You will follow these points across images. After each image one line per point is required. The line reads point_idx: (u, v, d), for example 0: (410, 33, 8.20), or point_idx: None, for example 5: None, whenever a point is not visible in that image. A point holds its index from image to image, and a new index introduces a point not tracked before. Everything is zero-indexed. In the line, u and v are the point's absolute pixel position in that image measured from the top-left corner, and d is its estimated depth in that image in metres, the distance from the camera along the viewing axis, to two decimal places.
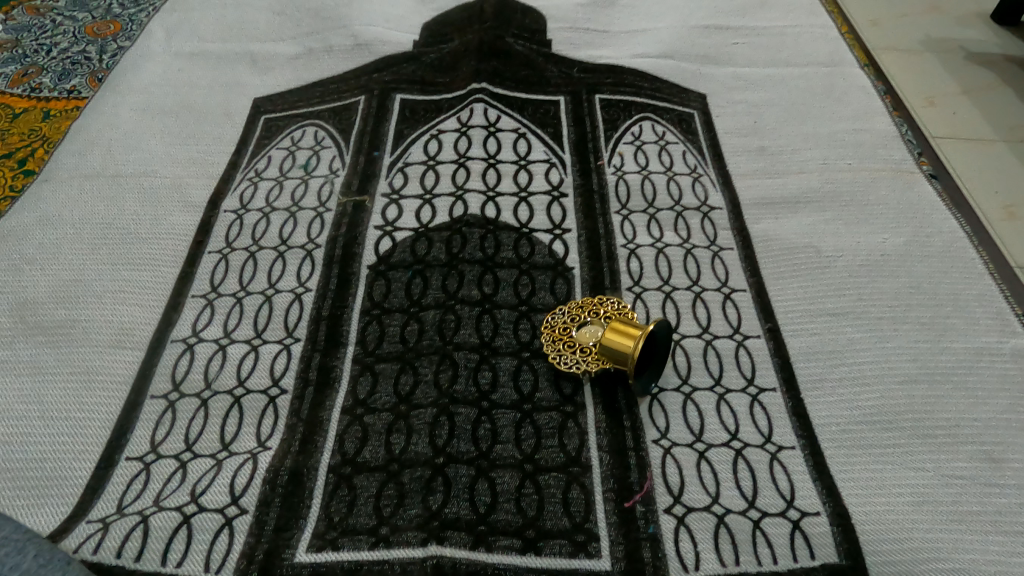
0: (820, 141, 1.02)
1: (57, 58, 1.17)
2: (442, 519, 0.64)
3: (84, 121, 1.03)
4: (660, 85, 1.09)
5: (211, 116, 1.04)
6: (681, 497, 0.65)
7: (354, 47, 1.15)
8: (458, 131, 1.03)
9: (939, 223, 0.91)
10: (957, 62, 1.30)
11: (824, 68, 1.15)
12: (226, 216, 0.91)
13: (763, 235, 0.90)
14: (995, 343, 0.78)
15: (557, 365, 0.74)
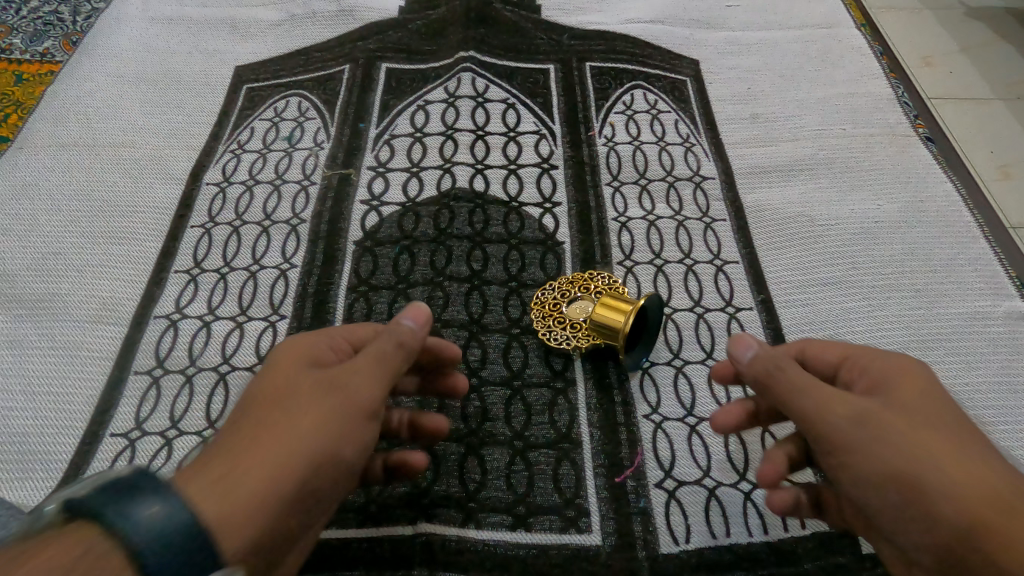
0: (817, 106, 1.00)
1: (27, 19, 1.13)
2: (431, 497, 0.63)
3: (58, 87, 0.99)
4: (653, 51, 1.07)
5: (190, 85, 1.01)
6: (672, 471, 0.65)
7: (337, 13, 1.11)
8: (445, 102, 1.00)
9: (934, 188, 0.90)
10: (957, 19, 1.27)
11: (820, 31, 1.12)
12: (208, 190, 0.89)
13: (757, 204, 0.88)
14: (989, 309, 0.78)
15: (548, 341, 0.73)
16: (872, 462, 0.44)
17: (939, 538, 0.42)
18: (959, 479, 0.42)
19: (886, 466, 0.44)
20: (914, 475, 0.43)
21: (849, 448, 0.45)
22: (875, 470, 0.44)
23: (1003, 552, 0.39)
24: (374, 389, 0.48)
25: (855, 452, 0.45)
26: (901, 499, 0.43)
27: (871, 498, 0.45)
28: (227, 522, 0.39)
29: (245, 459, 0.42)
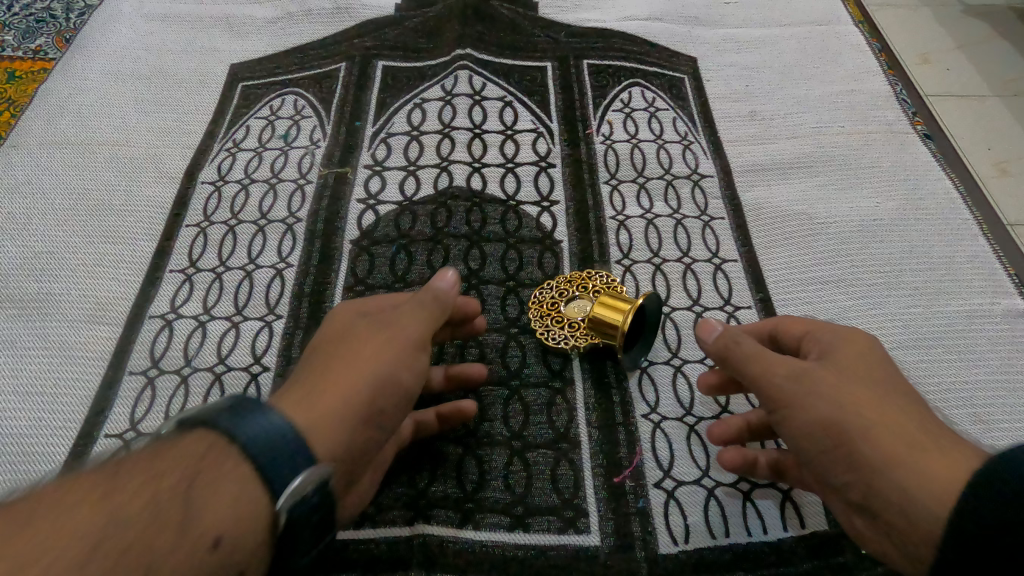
0: (815, 104, 1.00)
1: (20, 16, 1.12)
2: (429, 498, 0.63)
3: (52, 85, 0.99)
4: (651, 48, 1.06)
5: (185, 83, 1.00)
6: (671, 471, 0.65)
7: (333, 11, 1.10)
8: (442, 100, 0.99)
9: (933, 185, 0.90)
10: (956, 16, 1.27)
11: (818, 28, 1.11)
12: (204, 189, 0.88)
13: (755, 202, 0.88)
14: (988, 306, 0.78)
15: (545, 341, 0.72)
16: (806, 407, 0.49)
17: (860, 474, 0.46)
18: (879, 419, 0.47)
19: (818, 411, 0.49)
20: (840, 418, 0.48)
21: (787, 399, 0.51)
22: (809, 415, 0.49)
23: (912, 479, 0.44)
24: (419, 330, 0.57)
25: (792, 401, 0.50)
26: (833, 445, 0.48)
27: (807, 443, 0.50)
28: (318, 428, 0.47)
29: (325, 386, 0.50)
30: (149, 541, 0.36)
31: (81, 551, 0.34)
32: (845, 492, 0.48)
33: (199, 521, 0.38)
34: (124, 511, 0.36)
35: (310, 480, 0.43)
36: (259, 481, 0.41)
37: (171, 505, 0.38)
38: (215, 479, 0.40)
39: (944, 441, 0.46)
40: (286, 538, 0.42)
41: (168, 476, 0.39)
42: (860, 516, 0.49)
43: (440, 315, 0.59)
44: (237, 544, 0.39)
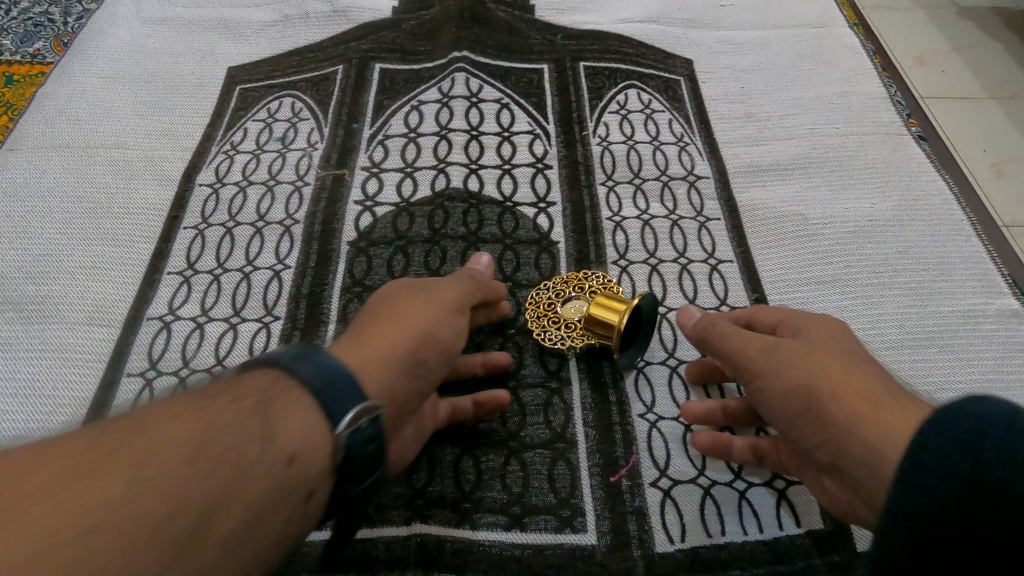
0: (810, 105, 1.00)
1: (18, 20, 1.12)
2: (426, 498, 0.63)
3: (50, 89, 0.99)
4: (646, 50, 1.07)
5: (183, 86, 1.01)
6: (667, 470, 0.65)
7: (331, 14, 1.11)
8: (439, 102, 1.00)
9: (927, 186, 0.90)
10: (950, 19, 1.27)
11: (813, 30, 1.12)
12: (201, 191, 0.89)
13: (751, 203, 0.88)
14: (982, 306, 0.78)
15: (542, 341, 0.72)
16: (777, 374, 0.52)
17: (827, 433, 0.49)
18: (843, 382, 0.49)
19: (787, 377, 0.52)
20: (807, 382, 0.50)
21: (759, 368, 0.54)
22: (779, 382, 0.52)
23: (873, 432, 0.46)
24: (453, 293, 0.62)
25: (764, 371, 0.53)
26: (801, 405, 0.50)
27: (780, 408, 0.53)
28: (365, 372, 0.50)
29: (372, 336, 0.54)
30: (237, 453, 0.39)
31: (181, 456, 0.37)
32: (817, 453, 0.51)
33: (280, 437, 0.41)
34: (211, 428, 0.39)
35: (365, 412, 0.45)
36: (322, 408, 0.43)
37: (252, 423, 0.40)
38: (286, 404, 0.43)
39: (906, 399, 0.48)
40: (345, 466, 0.44)
41: (245, 400, 0.42)
42: (836, 475, 0.51)
43: (472, 289, 0.65)
44: (310, 462, 0.42)
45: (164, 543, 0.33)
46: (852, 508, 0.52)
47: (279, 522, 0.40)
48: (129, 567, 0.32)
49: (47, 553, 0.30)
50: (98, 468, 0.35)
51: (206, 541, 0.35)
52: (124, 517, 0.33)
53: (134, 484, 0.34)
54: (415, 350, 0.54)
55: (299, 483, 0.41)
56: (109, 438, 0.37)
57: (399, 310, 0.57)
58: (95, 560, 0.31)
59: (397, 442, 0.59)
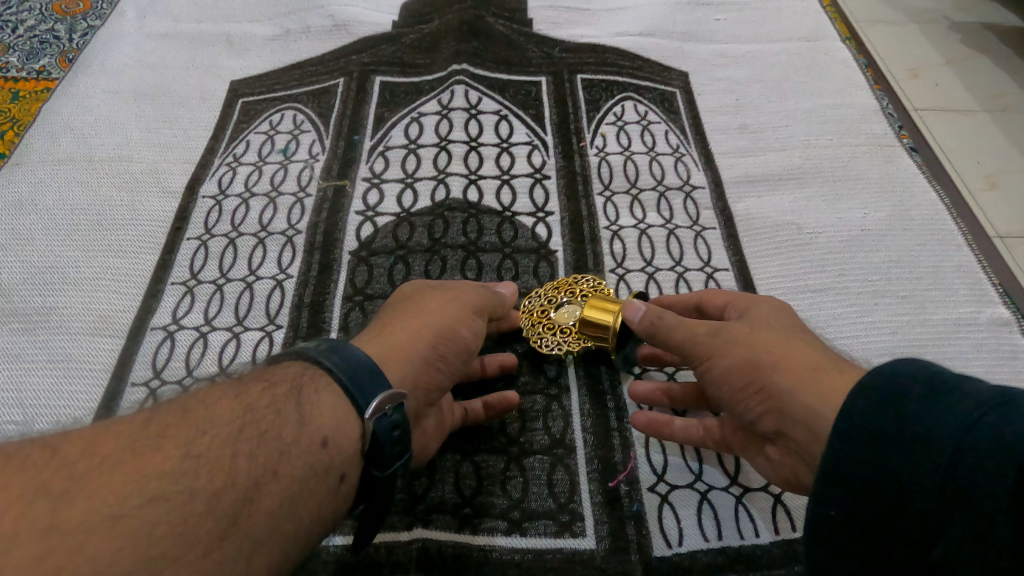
0: (803, 117, 1.02)
1: (23, 37, 1.14)
2: (427, 503, 0.64)
3: (54, 104, 1.01)
4: (642, 63, 1.09)
5: (186, 99, 1.02)
6: (665, 476, 0.66)
7: (332, 28, 1.13)
8: (438, 114, 1.01)
9: (919, 196, 0.92)
10: (942, 33, 1.30)
11: (807, 44, 1.14)
12: (204, 202, 0.90)
13: (746, 213, 0.90)
14: (974, 314, 0.80)
15: (539, 348, 0.73)
16: (721, 352, 0.53)
17: (770, 403, 0.50)
18: (781, 353, 0.51)
19: (730, 355, 0.53)
20: (749, 358, 0.51)
21: (704, 349, 0.54)
22: (724, 361, 0.53)
23: (815, 397, 0.47)
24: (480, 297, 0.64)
25: (709, 350, 0.54)
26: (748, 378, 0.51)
27: (724, 385, 0.53)
28: (389, 365, 0.53)
29: (395, 328, 0.57)
30: (275, 437, 0.43)
31: (224, 441, 0.41)
32: (760, 424, 0.52)
33: (312, 423, 0.45)
34: (251, 415, 0.43)
35: (390, 399, 0.47)
36: (350, 397, 0.47)
37: (286, 409, 0.44)
38: (317, 391, 0.46)
39: (837, 362, 0.50)
40: (374, 450, 0.47)
41: (279, 389, 0.46)
42: (779, 443, 0.52)
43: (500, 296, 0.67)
44: (341, 446, 0.45)
45: (214, 515, 0.38)
46: (794, 477, 0.52)
47: (316, 500, 0.44)
48: (184, 535, 0.36)
49: (117, 519, 0.35)
50: (156, 445, 0.39)
51: (252, 514, 0.40)
52: (179, 490, 0.37)
53: (187, 463, 0.39)
54: (438, 347, 0.57)
55: (333, 466, 0.45)
56: (164, 421, 0.41)
57: (423, 309, 0.59)
58: (158, 527, 0.35)
59: (421, 431, 0.59)
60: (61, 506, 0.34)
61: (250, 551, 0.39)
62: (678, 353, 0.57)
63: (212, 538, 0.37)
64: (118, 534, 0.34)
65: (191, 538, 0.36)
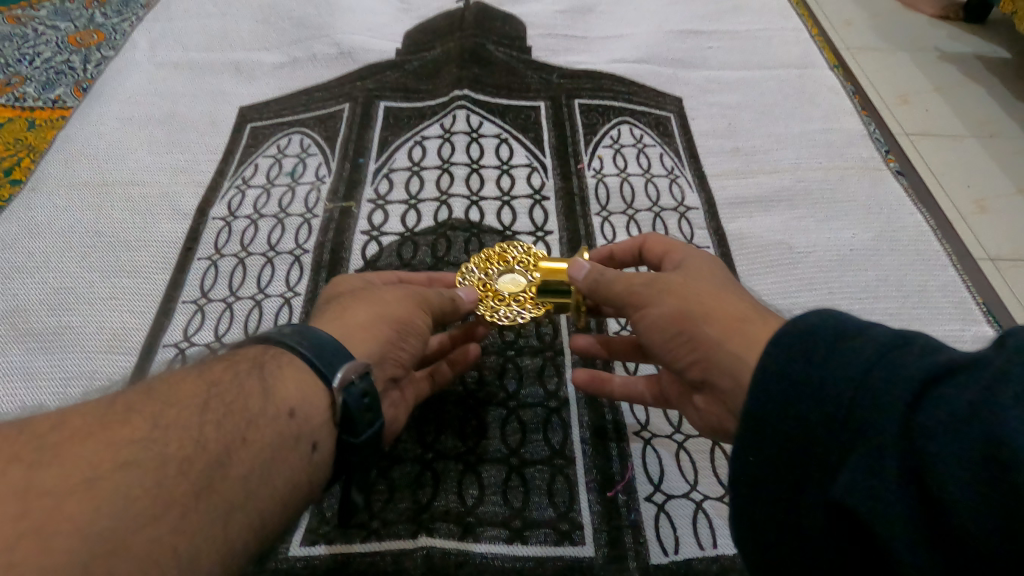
0: (793, 141, 1.06)
1: (40, 68, 1.18)
2: (431, 512, 0.65)
3: (69, 131, 1.04)
4: (638, 89, 1.13)
5: (196, 125, 1.06)
6: (661, 485, 0.68)
7: (338, 56, 1.17)
8: (440, 137, 1.05)
9: (905, 218, 0.95)
10: (929, 61, 1.35)
11: (797, 71, 1.18)
12: (215, 224, 0.93)
13: (739, 232, 0.93)
14: (959, 331, 0.83)
15: (512, 321, 0.69)
16: (657, 300, 0.54)
17: (699, 351, 0.52)
18: (713, 305, 0.52)
19: (664, 304, 0.54)
20: (681, 307, 0.53)
21: (640, 298, 0.56)
22: (658, 310, 0.54)
23: (737, 347, 0.49)
24: (443, 293, 0.63)
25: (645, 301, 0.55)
26: (677, 329, 0.53)
27: (657, 334, 0.55)
28: (352, 344, 0.54)
29: (349, 309, 0.57)
30: (240, 409, 0.45)
31: (191, 413, 0.43)
32: (688, 372, 0.54)
33: (277, 394, 0.47)
34: (215, 390, 0.45)
35: (355, 369, 0.49)
36: (315, 371, 0.49)
37: (248, 383, 0.46)
38: (279, 367, 0.48)
39: (763, 313, 0.52)
40: (345, 418, 0.48)
41: (240, 366, 0.48)
42: (705, 392, 0.55)
43: (460, 297, 0.66)
44: (308, 416, 0.47)
45: (188, 477, 0.40)
46: (721, 426, 0.55)
47: (289, 468, 0.45)
48: (161, 495, 0.38)
49: (93, 481, 0.36)
50: (126, 417, 0.41)
51: (225, 479, 0.41)
52: (151, 456, 0.39)
53: (157, 432, 0.41)
54: (398, 327, 0.57)
55: (302, 435, 0.47)
56: (131, 400, 0.43)
57: (378, 293, 0.59)
58: (134, 488, 0.37)
59: (390, 404, 0.60)
60: (36, 472, 0.36)
61: (228, 513, 0.41)
62: (618, 306, 0.58)
63: (188, 499, 0.39)
64: (97, 495, 0.36)
65: (167, 498, 0.38)
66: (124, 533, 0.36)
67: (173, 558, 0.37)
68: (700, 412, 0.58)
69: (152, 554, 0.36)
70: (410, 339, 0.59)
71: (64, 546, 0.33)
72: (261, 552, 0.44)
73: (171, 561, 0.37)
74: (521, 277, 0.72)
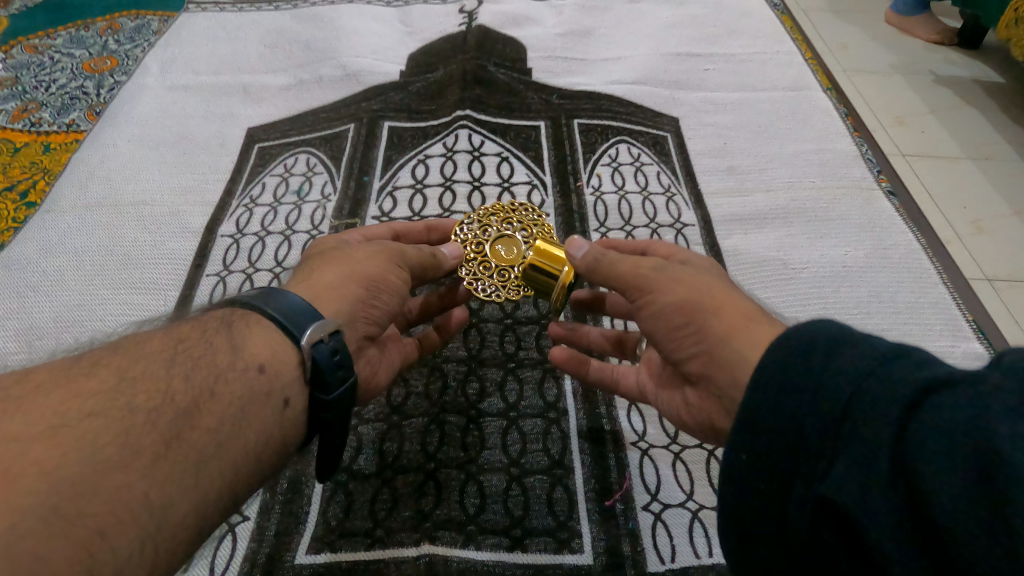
0: (788, 161, 1.09)
1: (55, 94, 1.22)
2: (434, 520, 0.67)
3: (82, 153, 1.07)
4: (636, 109, 1.16)
5: (206, 146, 1.09)
6: (657, 495, 0.70)
7: (343, 78, 1.20)
8: (443, 156, 1.08)
9: (897, 236, 0.98)
10: (923, 83, 1.38)
11: (791, 93, 1.21)
12: (223, 241, 0.95)
13: (734, 249, 0.95)
14: (949, 347, 0.85)
15: (474, 291, 0.69)
16: (664, 288, 0.53)
17: (702, 345, 0.51)
18: (720, 301, 0.52)
19: (671, 293, 0.53)
20: (687, 298, 0.52)
21: (646, 284, 0.55)
22: (664, 298, 0.53)
23: (743, 343, 0.49)
24: (422, 249, 0.64)
25: (650, 287, 0.54)
26: (684, 320, 0.52)
27: (659, 323, 0.54)
28: (320, 301, 0.54)
29: (323, 273, 0.57)
30: (208, 363, 0.45)
31: (158, 368, 0.43)
32: (686, 365, 0.53)
33: (247, 350, 0.47)
34: (182, 347, 0.46)
35: (325, 328, 0.48)
36: (282, 329, 0.49)
37: (216, 340, 0.47)
38: (248, 326, 0.49)
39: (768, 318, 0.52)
40: (316, 376, 0.48)
41: (209, 326, 0.48)
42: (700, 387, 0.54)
43: (443, 252, 0.68)
44: (279, 371, 0.47)
45: (157, 427, 0.39)
46: (710, 422, 0.55)
47: (262, 422, 0.46)
48: (130, 443, 0.38)
49: (58, 429, 0.36)
50: (92, 373, 0.41)
51: (195, 429, 0.41)
52: (117, 406, 0.39)
53: (122, 384, 0.41)
54: (369, 286, 0.57)
55: (273, 390, 0.47)
56: (100, 357, 0.43)
57: (352, 252, 0.60)
58: (101, 436, 0.37)
59: (366, 361, 0.61)
60: (5, 421, 0.36)
61: (200, 463, 0.41)
62: (620, 288, 0.58)
63: (158, 448, 0.39)
64: (62, 441, 0.36)
65: (137, 447, 0.38)
66: (92, 480, 0.35)
67: (144, 505, 0.37)
68: (690, 408, 0.57)
69: (122, 502, 0.36)
70: (385, 301, 0.59)
71: (29, 489, 0.33)
72: (235, 508, 0.44)
73: (143, 509, 0.37)
74: (518, 253, 0.73)
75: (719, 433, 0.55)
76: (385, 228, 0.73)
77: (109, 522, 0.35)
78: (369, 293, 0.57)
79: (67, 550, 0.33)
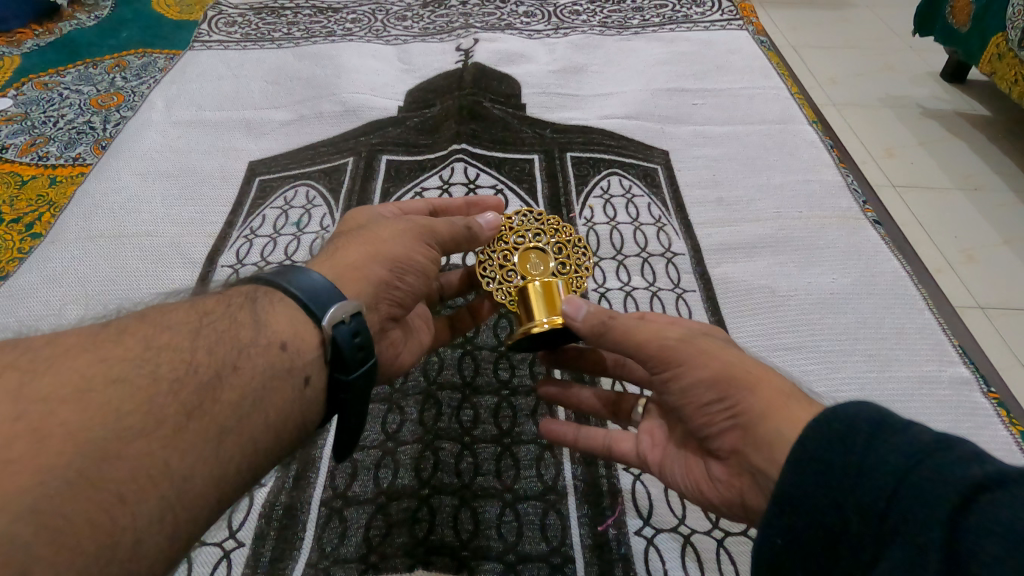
0: (774, 191, 1.11)
1: (63, 129, 1.26)
2: (428, 546, 0.68)
3: (88, 185, 1.10)
4: (627, 143, 1.19)
5: (209, 178, 1.12)
6: (650, 519, 0.70)
7: (343, 113, 1.24)
8: (439, 188, 1.10)
9: (883, 263, 1.00)
10: (909, 115, 1.43)
11: (777, 125, 1.25)
12: (223, 271, 0.97)
13: (724, 276, 0.98)
14: (936, 370, 0.86)
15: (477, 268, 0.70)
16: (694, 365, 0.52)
17: (738, 419, 0.50)
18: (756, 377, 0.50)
19: (700, 369, 0.51)
20: (720, 374, 0.51)
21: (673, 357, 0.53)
22: (697, 372, 0.52)
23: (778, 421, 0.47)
24: (455, 221, 0.65)
25: (681, 360, 0.52)
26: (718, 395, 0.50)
27: (691, 398, 0.52)
28: (344, 282, 0.57)
29: (350, 250, 0.60)
30: (233, 337, 0.46)
31: (183, 338, 0.44)
32: (718, 440, 0.52)
33: (269, 327, 0.48)
34: (209, 319, 0.47)
35: (347, 309, 0.50)
36: (304, 308, 0.51)
37: (241, 315, 0.48)
38: (272, 304, 0.50)
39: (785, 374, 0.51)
40: (336, 356, 0.50)
41: (234, 301, 0.50)
42: (728, 462, 0.52)
43: (478, 222, 0.67)
44: (300, 350, 0.49)
45: (178, 398, 0.41)
46: (740, 500, 0.52)
47: (281, 401, 0.47)
48: (153, 411, 0.39)
49: (84, 392, 0.38)
50: (117, 339, 0.42)
51: (216, 401, 0.42)
52: (141, 374, 0.40)
53: (147, 352, 0.42)
54: (393, 266, 0.60)
55: (294, 368, 0.48)
56: (123, 325, 0.44)
57: (379, 230, 0.63)
58: (124, 403, 0.38)
59: (387, 343, 0.65)
60: (34, 381, 0.37)
61: (219, 435, 0.42)
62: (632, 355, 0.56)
63: (179, 420, 0.40)
64: (88, 406, 0.37)
65: (160, 416, 0.39)
66: (114, 445, 0.36)
67: (165, 474, 0.38)
68: (716, 483, 0.54)
69: (141, 469, 0.37)
70: (405, 290, 0.62)
71: (55, 447, 0.34)
72: (251, 483, 0.45)
73: (163, 477, 0.38)
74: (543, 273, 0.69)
75: (748, 511, 0.52)
76: (427, 203, 0.75)
77: (129, 487, 0.36)
78: (390, 280, 0.60)
79: (83, 510, 0.34)
